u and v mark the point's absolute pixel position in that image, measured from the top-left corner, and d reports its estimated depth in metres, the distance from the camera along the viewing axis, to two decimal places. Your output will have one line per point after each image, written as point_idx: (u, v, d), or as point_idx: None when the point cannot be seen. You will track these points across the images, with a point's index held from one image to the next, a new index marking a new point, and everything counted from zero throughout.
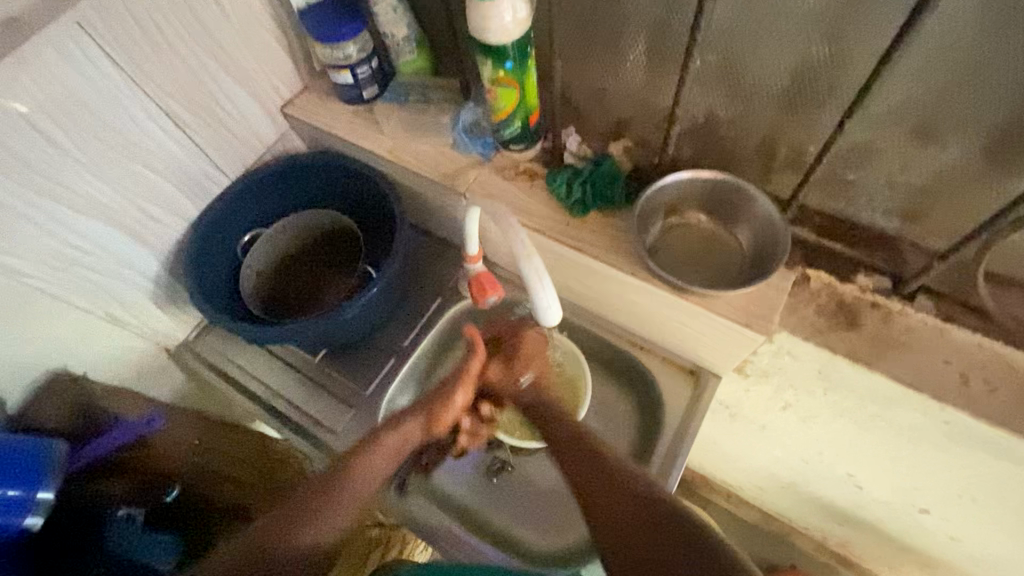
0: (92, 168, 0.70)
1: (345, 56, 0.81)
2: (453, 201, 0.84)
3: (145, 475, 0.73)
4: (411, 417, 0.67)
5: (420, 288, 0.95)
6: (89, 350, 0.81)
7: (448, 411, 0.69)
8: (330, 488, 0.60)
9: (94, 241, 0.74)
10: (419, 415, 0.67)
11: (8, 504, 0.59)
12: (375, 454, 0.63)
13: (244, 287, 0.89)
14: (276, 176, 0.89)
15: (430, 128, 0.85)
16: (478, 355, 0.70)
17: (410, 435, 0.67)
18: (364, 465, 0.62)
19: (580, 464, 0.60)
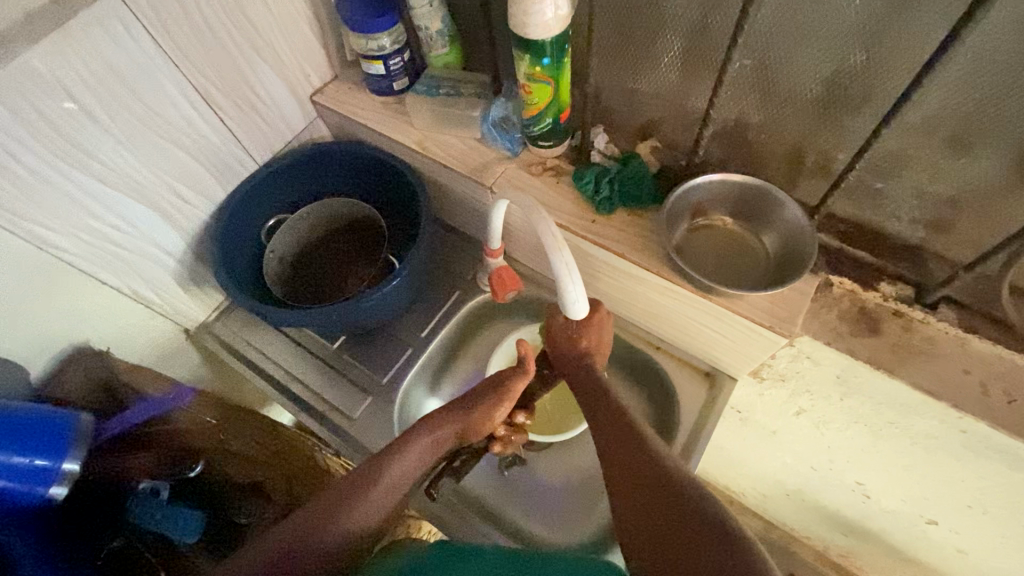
0: (127, 145, 0.71)
1: (379, 47, 0.82)
2: (479, 195, 0.85)
3: (170, 451, 0.73)
4: (451, 422, 0.70)
5: (440, 280, 0.96)
6: (112, 326, 0.81)
7: (487, 425, 0.73)
8: (370, 474, 0.62)
9: (125, 218, 0.75)
10: (457, 422, 0.70)
11: (32, 473, 0.59)
12: (414, 449, 0.66)
13: (268, 271, 0.89)
14: (304, 162, 0.90)
15: (459, 122, 0.86)
16: (526, 375, 0.71)
17: (445, 439, 0.69)
18: (403, 455, 0.65)
19: (613, 439, 0.61)
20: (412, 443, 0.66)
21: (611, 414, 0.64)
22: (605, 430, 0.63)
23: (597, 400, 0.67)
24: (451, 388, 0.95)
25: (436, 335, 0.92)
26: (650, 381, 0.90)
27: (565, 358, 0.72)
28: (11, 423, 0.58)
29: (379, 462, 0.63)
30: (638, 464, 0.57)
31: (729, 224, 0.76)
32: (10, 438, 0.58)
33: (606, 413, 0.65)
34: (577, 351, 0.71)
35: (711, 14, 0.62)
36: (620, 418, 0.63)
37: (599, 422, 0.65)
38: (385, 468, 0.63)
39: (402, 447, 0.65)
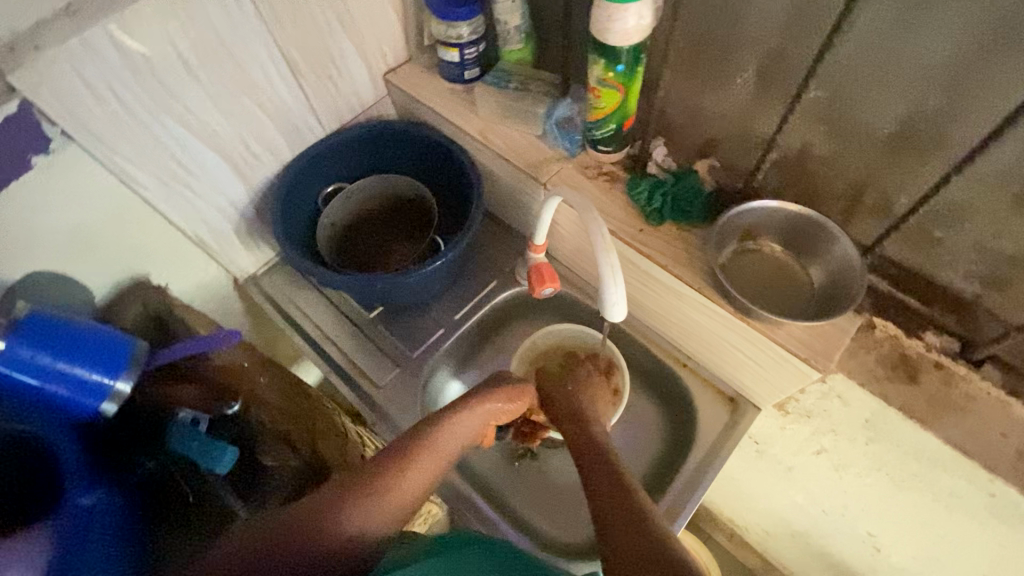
0: (212, 96, 0.75)
1: (457, 35, 0.85)
2: (530, 190, 0.87)
3: (212, 386, 0.77)
4: (466, 422, 0.67)
5: (479, 267, 0.99)
6: (169, 265, 0.86)
7: (511, 405, 0.73)
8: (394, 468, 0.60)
9: (199, 166, 0.79)
10: (471, 424, 0.68)
11: (89, 386, 0.63)
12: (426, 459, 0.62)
13: (320, 236, 0.93)
14: (369, 137, 0.94)
15: (522, 116, 0.88)
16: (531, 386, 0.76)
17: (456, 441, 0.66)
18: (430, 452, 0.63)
19: (607, 513, 0.53)
20: (435, 444, 0.63)
21: (614, 485, 0.56)
22: (600, 504, 0.55)
23: (600, 469, 0.60)
24: (475, 372, 0.98)
25: (468, 320, 0.95)
26: (672, 397, 0.90)
27: (564, 393, 0.76)
28: (77, 338, 0.63)
29: (404, 455, 0.62)
30: (629, 543, 0.48)
31: (776, 252, 0.76)
32: (77, 352, 0.63)
33: (607, 486, 0.57)
34: (576, 391, 0.76)
35: (793, 42, 0.62)
36: (622, 491, 0.55)
37: (596, 494, 0.56)
38: (411, 468, 0.61)
39: (426, 447, 0.63)
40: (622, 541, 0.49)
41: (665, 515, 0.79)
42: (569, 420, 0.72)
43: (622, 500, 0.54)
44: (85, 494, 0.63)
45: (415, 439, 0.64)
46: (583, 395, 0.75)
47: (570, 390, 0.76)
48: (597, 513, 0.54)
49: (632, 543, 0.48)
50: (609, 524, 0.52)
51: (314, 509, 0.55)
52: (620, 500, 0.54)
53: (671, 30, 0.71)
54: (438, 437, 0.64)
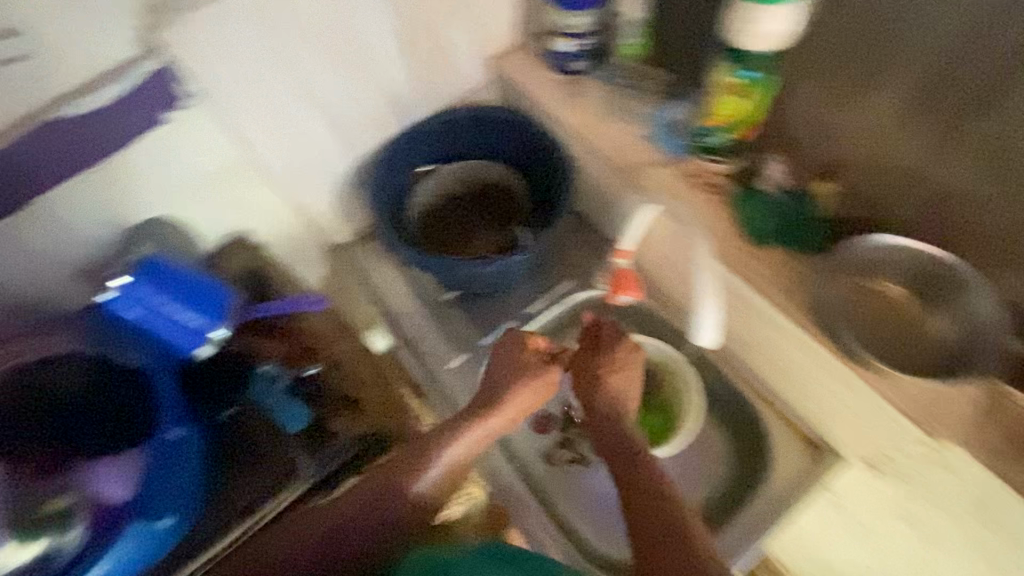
0: (330, 68, 0.78)
1: (573, 25, 0.82)
2: (625, 193, 0.82)
3: (294, 346, 0.81)
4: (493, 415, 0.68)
5: (558, 265, 0.96)
6: (265, 224, 0.90)
7: (536, 384, 0.71)
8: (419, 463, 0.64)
9: (307, 134, 0.82)
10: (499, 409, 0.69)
11: (190, 329, 0.69)
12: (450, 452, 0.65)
13: (411, 216, 0.95)
14: (469, 120, 0.93)
15: (627, 115, 0.83)
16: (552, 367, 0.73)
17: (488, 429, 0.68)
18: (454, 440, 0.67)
19: (648, 517, 0.60)
20: (458, 439, 0.66)
21: (652, 483, 0.63)
22: (636, 503, 0.62)
23: (636, 467, 0.65)
24: None
25: (540, 317, 0.93)
26: (745, 434, 0.83)
27: (597, 372, 0.72)
28: (188, 283, 0.68)
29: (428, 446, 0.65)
30: (668, 550, 0.57)
31: (898, 293, 0.68)
32: (181, 296, 0.68)
33: (643, 482, 0.64)
34: (615, 368, 0.72)
35: (966, 58, 0.58)
36: (659, 494, 0.62)
37: (632, 490, 0.64)
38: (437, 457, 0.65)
39: (451, 437, 0.66)
40: (661, 548, 0.57)
41: (725, 555, 0.74)
42: (608, 414, 0.71)
43: (660, 505, 0.61)
44: (175, 427, 0.65)
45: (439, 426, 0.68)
46: (614, 382, 0.72)
47: (598, 379, 0.72)
48: (635, 513, 0.62)
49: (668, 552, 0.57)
50: (648, 526, 0.60)
51: (369, 499, 0.63)
52: (657, 502, 0.61)
53: (802, 51, 0.69)
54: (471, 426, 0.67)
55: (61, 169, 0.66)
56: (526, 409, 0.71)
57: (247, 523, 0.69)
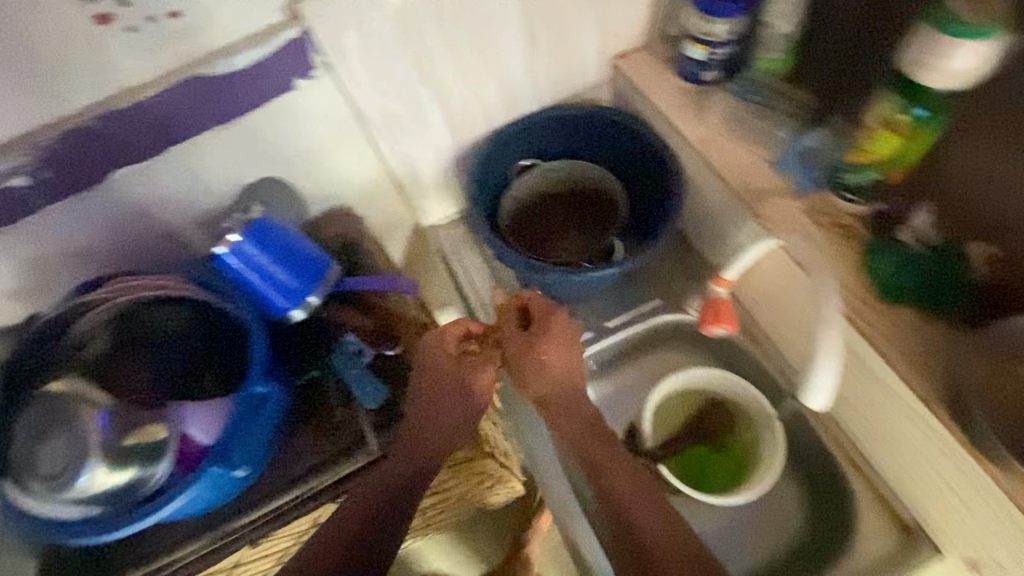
0: (453, 51, 0.76)
1: (712, 33, 0.76)
2: (736, 220, 0.76)
3: (386, 325, 0.81)
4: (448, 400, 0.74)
5: (645, 281, 0.91)
6: (367, 197, 0.92)
7: (476, 363, 0.75)
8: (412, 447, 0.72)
9: (421, 116, 0.82)
10: (452, 390, 0.74)
11: (287, 291, 0.71)
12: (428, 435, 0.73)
13: (504, 207, 0.92)
14: (580, 120, 0.90)
15: (754, 135, 0.77)
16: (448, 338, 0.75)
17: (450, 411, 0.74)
18: (420, 433, 0.73)
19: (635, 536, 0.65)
20: (428, 420, 0.73)
21: (634, 507, 0.67)
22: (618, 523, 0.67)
23: (612, 487, 0.69)
24: (609, 385, 0.89)
25: (619, 331, 0.89)
26: (828, 496, 0.77)
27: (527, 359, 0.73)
28: (293, 250, 0.70)
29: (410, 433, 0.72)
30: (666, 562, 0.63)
31: None
32: (286, 258, 0.70)
33: (623, 505, 0.67)
34: (537, 350, 0.73)
35: None
36: (646, 519, 0.66)
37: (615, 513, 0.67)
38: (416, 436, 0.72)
39: (420, 420, 0.73)
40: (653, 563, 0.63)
41: None
42: (581, 431, 0.73)
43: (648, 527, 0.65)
44: (259, 385, 0.66)
45: (412, 434, 0.72)
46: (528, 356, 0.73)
47: (531, 358, 0.73)
48: (621, 530, 0.66)
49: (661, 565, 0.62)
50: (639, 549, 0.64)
51: (381, 494, 0.68)
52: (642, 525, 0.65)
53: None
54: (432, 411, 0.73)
55: (196, 125, 0.69)
56: (475, 386, 0.75)
57: (305, 484, 0.73)
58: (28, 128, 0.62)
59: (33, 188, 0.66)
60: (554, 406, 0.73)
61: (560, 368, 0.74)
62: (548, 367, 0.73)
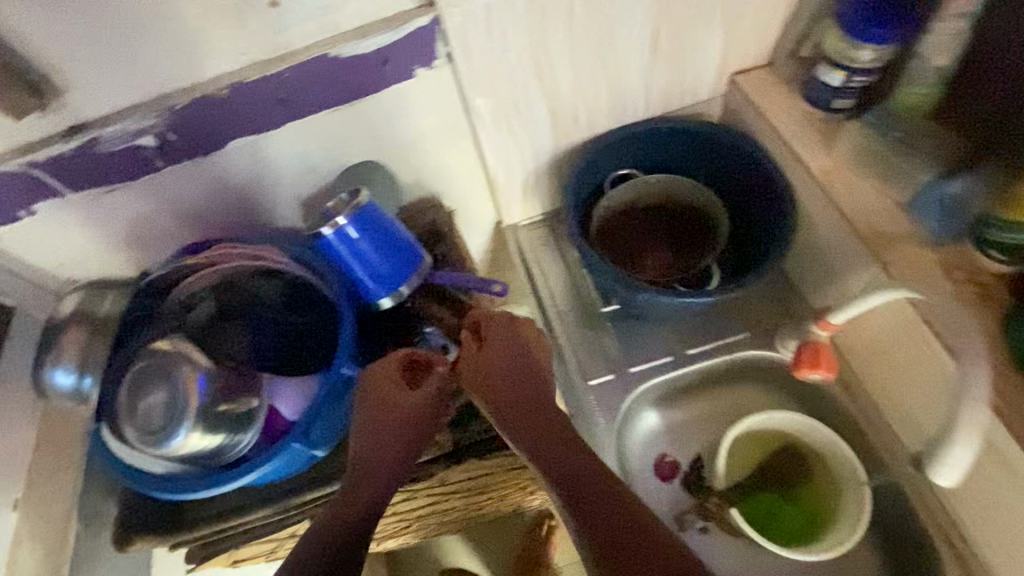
0: (573, 54, 0.74)
1: (855, 58, 0.72)
2: (855, 261, 0.71)
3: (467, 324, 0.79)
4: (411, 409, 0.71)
5: (736, 312, 0.87)
6: (459, 190, 0.91)
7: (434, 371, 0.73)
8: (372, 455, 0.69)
9: (529, 114, 0.80)
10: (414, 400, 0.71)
11: (382, 279, 0.72)
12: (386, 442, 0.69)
13: (596, 215, 0.88)
14: (689, 136, 0.86)
15: (885, 174, 0.72)
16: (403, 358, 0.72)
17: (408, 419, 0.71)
18: (375, 440, 0.69)
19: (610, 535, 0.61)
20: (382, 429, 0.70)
21: (603, 502, 0.64)
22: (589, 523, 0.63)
23: (575, 481, 0.66)
24: (680, 413, 0.87)
25: (702, 360, 0.84)
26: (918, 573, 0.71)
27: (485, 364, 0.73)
28: (391, 238, 0.70)
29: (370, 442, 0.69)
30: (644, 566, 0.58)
31: None
32: (386, 247, 0.70)
33: (597, 504, 0.63)
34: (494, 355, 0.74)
35: None
36: (617, 516, 0.62)
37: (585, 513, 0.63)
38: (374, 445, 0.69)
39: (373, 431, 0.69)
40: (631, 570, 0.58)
41: None
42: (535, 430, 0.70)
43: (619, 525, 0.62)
44: (345, 367, 0.67)
45: (369, 440, 0.69)
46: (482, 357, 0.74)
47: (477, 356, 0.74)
48: (594, 533, 0.62)
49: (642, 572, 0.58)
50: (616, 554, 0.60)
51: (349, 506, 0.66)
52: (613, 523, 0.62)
53: None
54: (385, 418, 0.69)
55: (316, 103, 0.70)
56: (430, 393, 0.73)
57: None
58: (162, 91, 0.64)
59: (158, 149, 0.68)
60: (512, 412, 0.71)
61: (520, 372, 0.73)
62: (505, 369, 0.73)
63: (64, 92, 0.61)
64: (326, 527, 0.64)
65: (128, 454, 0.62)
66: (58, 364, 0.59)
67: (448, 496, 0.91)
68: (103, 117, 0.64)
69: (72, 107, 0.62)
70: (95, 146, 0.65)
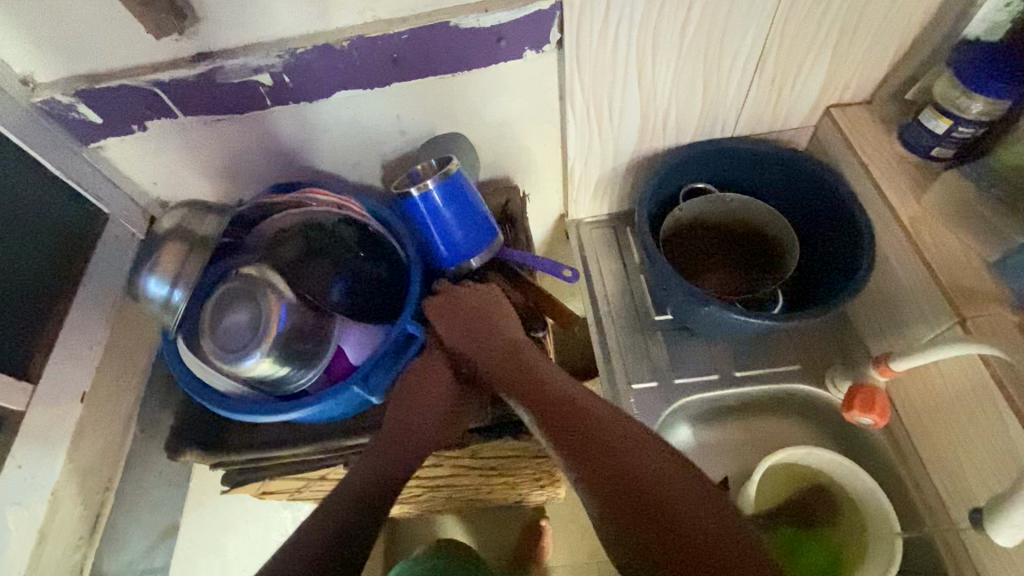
0: (677, 61, 0.75)
1: (964, 108, 0.70)
2: (926, 311, 0.71)
3: (527, 306, 0.80)
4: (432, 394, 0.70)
5: (788, 341, 0.87)
6: (533, 175, 0.93)
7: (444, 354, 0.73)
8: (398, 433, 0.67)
9: (620, 113, 0.81)
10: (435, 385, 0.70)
11: (457, 249, 0.74)
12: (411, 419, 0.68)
13: (666, 222, 0.87)
14: (773, 160, 0.86)
15: (974, 230, 0.71)
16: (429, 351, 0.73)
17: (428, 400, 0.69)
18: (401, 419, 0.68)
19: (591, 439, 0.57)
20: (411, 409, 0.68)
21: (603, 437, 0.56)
22: (577, 442, 0.57)
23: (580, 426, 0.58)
24: (715, 433, 0.87)
25: (747, 383, 0.84)
26: None
27: (453, 331, 0.71)
28: (472, 210, 0.72)
29: (397, 421, 0.67)
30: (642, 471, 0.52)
31: None
32: (466, 219, 0.72)
33: (628, 459, 0.54)
34: (448, 320, 0.71)
35: None
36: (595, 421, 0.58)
37: (568, 428, 0.58)
38: (399, 421, 0.67)
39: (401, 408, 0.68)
40: (630, 476, 0.52)
41: None
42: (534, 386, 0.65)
43: (606, 435, 0.57)
44: (410, 324, 0.70)
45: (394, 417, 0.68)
46: (473, 327, 0.71)
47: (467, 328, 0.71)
48: (579, 441, 0.57)
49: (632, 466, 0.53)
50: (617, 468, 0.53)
51: (364, 476, 0.63)
52: (603, 434, 0.57)
53: None
54: (416, 400, 0.69)
55: (423, 69, 0.72)
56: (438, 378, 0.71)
57: None
58: (288, 35, 0.67)
59: (270, 89, 0.71)
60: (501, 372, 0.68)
61: (486, 329, 0.71)
62: (471, 331, 0.71)
63: (200, 21, 0.64)
64: (347, 492, 0.61)
65: (202, 364, 0.67)
66: (153, 273, 0.64)
67: (469, 471, 0.92)
68: (229, 49, 0.67)
69: (204, 34, 0.66)
70: (215, 76, 0.68)
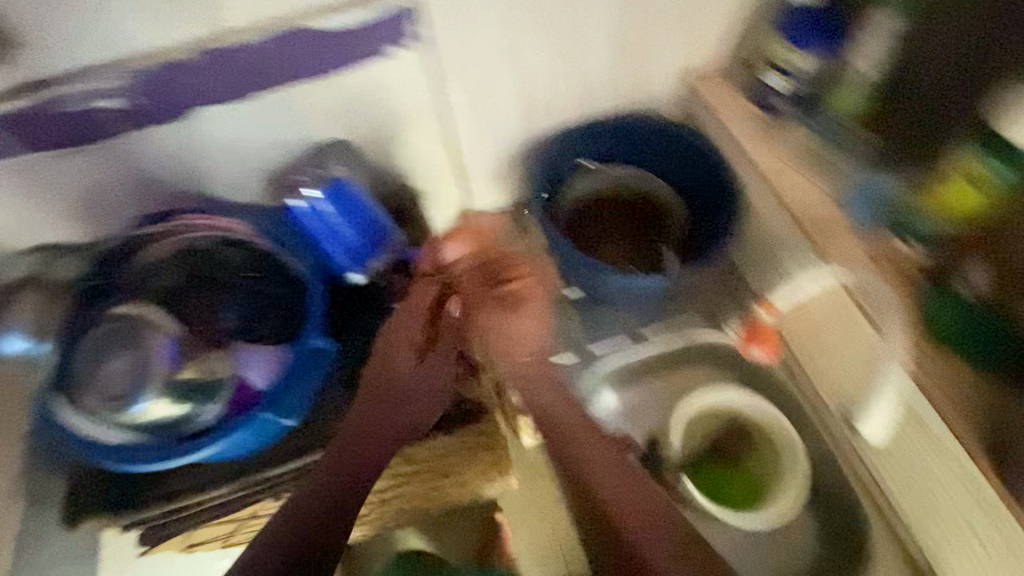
0: (540, 42, 0.79)
1: (795, 65, 0.78)
2: (793, 248, 0.79)
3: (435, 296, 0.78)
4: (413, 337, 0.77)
5: (687, 297, 0.92)
6: None
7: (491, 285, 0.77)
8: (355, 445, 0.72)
9: (495, 100, 0.84)
10: (404, 347, 0.76)
11: (351, 252, 0.75)
12: (372, 411, 0.74)
13: (560, 204, 0.93)
14: (646, 131, 0.91)
15: (821, 171, 0.79)
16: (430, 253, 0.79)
17: (405, 347, 0.76)
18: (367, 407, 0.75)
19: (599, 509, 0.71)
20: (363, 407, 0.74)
21: (612, 504, 0.71)
22: (590, 503, 0.73)
23: (595, 487, 0.72)
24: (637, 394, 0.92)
25: (657, 340, 0.90)
26: (836, 519, 0.80)
27: (527, 322, 0.76)
28: (355, 209, 0.73)
29: (368, 409, 0.75)
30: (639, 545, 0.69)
31: None
32: (350, 215, 0.73)
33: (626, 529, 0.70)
34: (540, 299, 0.77)
35: None
36: (607, 484, 0.72)
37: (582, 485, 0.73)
38: (357, 423, 0.73)
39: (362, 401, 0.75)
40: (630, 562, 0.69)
41: None
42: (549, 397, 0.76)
43: (614, 502, 0.71)
44: (317, 338, 0.68)
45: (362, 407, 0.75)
46: (523, 320, 0.76)
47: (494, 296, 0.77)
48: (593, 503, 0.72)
49: (631, 535, 0.69)
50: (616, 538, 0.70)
51: (318, 497, 0.69)
52: (609, 507, 0.71)
53: None
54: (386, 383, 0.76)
55: (288, 74, 0.70)
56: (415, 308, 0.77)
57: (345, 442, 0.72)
58: (127, 53, 0.63)
59: (122, 112, 0.67)
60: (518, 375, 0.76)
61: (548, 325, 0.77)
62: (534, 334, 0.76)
63: (28, 47, 0.60)
64: (298, 520, 0.68)
65: (93, 420, 0.63)
66: (14, 329, 0.65)
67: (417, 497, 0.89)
68: (67, 74, 0.63)
69: (35, 61, 0.61)
70: (57, 104, 0.63)
